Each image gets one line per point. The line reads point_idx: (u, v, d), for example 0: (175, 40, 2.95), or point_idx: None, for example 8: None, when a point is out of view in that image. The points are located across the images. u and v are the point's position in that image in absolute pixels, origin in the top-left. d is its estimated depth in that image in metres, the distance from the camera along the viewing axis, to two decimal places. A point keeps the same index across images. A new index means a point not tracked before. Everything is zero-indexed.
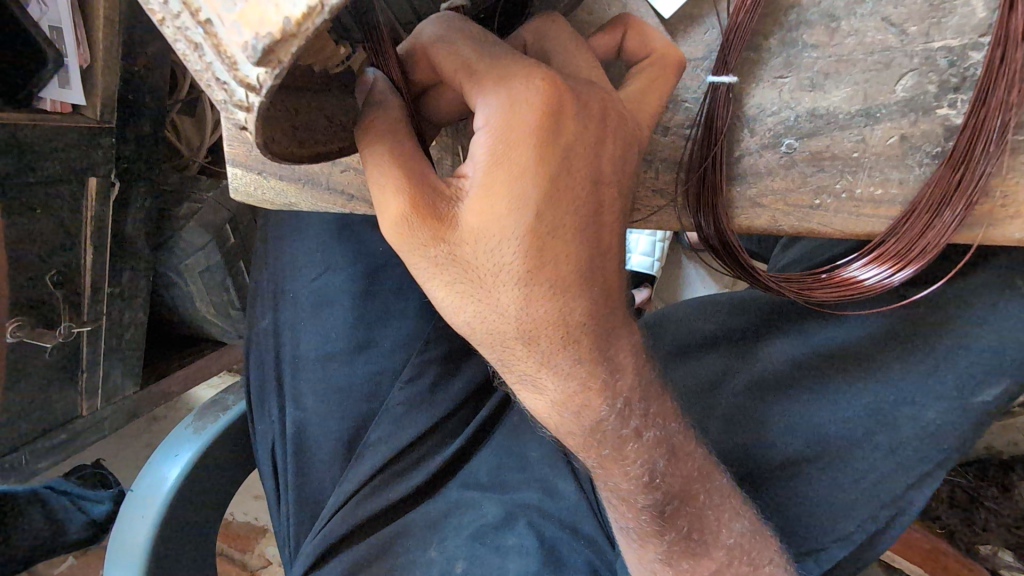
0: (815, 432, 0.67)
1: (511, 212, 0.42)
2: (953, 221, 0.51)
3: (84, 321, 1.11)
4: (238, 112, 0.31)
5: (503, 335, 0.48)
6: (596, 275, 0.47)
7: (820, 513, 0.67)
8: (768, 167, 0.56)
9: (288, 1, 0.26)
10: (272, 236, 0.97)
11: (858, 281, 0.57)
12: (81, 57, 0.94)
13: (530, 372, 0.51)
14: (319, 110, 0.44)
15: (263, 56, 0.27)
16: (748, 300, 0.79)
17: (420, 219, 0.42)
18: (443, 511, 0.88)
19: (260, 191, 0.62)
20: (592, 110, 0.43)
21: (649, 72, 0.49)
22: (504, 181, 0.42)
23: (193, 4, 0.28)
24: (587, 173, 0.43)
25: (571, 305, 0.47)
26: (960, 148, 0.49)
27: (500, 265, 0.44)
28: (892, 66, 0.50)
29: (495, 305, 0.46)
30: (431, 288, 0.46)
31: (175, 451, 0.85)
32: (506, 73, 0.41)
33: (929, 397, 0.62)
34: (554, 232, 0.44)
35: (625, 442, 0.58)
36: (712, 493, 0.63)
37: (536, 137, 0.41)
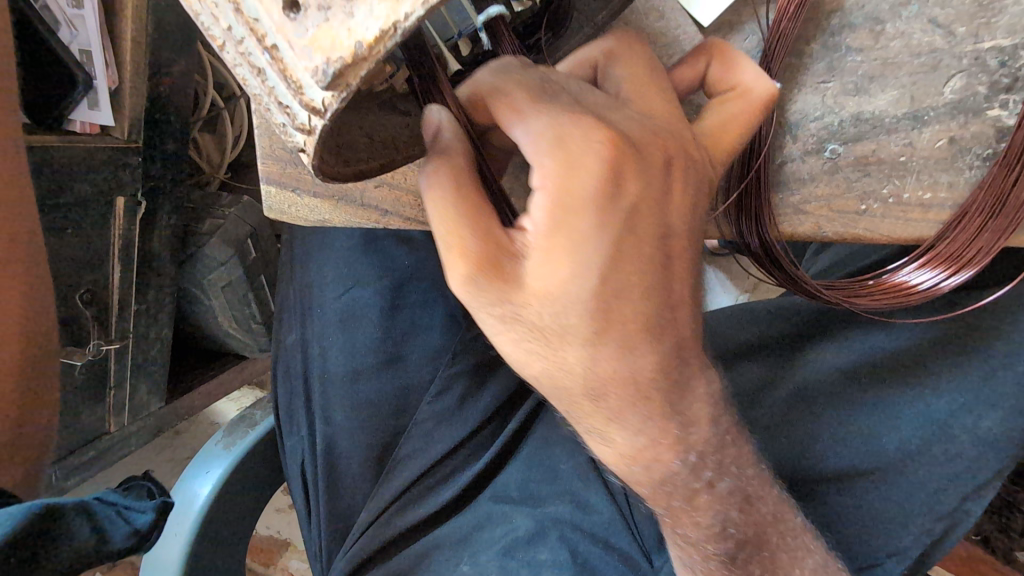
0: (871, 446, 0.66)
1: (579, 272, 0.42)
2: (1008, 224, 0.51)
3: (112, 338, 1.12)
4: (298, 135, 0.31)
5: (571, 391, 0.48)
6: (666, 327, 0.47)
7: (873, 529, 0.66)
8: (811, 174, 0.55)
9: (360, 25, 0.27)
10: (298, 251, 0.97)
11: (913, 286, 0.57)
12: (110, 78, 0.96)
13: (597, 428, 0.52)
14: (357, 128, 0.45)
15: (332, 80, 0.27)
16: (788, 308, 0.77)
17: (490, 279, 0.43)
18: (473, 524, 0.87)
19: (293, 208, 0.62)
20: (652, 164, 0.43)
21: (725, 109, 0.49)
22: (569, 241, 0.41)
23: (260, 30, 0.29)
24: (654, 228, 0.44)
25: (641, 362, 0.47)
26: (1014, 149, 0.50)
27: (566, 325, 0.44)
28: (940, 67, 0.50)
29: (562, 362, 0.46)
30: (501, 343, 0.46)
31: (206, 468, 0.85)
32: (563, 134, 0.41)
33: (985, 406, 0.62)
34: (618, 295, 0.44)
35: (697, 494, 0.60)
36: (784, 534, 0.64)
37: (598, 195, 0.41)
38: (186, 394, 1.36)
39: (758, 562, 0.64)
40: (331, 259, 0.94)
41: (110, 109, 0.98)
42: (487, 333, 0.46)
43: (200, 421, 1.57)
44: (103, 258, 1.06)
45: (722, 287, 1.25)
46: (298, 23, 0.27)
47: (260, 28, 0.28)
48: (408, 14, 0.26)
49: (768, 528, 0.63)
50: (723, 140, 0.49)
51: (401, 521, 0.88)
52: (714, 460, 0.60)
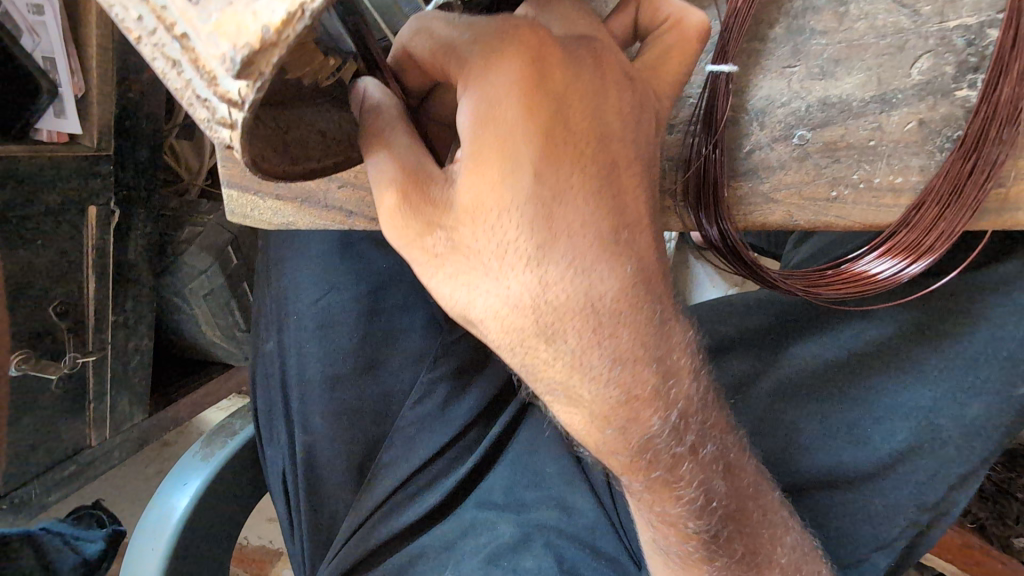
0: (851, 431, 0.66)
1: (508, 178, 0.41)
2: (966, 211, 0.50)
3: (90, 351, 1.10)
4: (222, 131, 0.30)
5: (524, 330, 0.45)
6: (624, 247, 0.45)
7: (863, 520, 0.66)
8: (780, 161, 0.54)
9: (266, 9, 0.26)
10: (272, 256, 0.95)
11: (874, 276, 0.56)
12: (75, 86, 0.93)
13: (560, 381, 0.48)
14: (309, 125, 0.43)
15: (242, 68, 0.26)
16: (765, 300, 0.77)
17: (413, 202, 0.43)
18: (457, 532, 0.86)
19: (255, 212, 0.61)
20: (579, 59, 0.42)
21: (663, 39, 0.48)
22: (493, 147, 0.41)
23: (169, 20, 0.28)
24: (591, 130, 0.42)
25: (597, 286, 0.44)
26: (973, 134, 0.48)
27: (506, 243, 0.43)
28: (906, 48, 0.49)
29: (508, 294, 0.44)
30: (440, 286, 0.45)
31: (183, 480, 0.83)
32: (485, 35, 0.41)
33: (969, 392, 0.60)
34: (559, 202, 0.42)
35: (679, 462, 0.56)
36: (765, 510, 0.63)
37: (521, 93, 0.40)
38: (170, 404, 1.34)
39: (741, 541, 0.62)
40: (306, 263, 0.91)
41: (77, 118, 0.97)
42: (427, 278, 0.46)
43: (187, 431, 1.55)
44: (77, 269, 1.03)
45: (709, 280, 1.25)
46: (202, 9, 0.27)
47: (168, 16, 0.28)
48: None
49: (754, 523, 0.62)
50: (667, 68, 0.48)
51: (385, 530, 0.87)
52: (697, 422, 0.56)
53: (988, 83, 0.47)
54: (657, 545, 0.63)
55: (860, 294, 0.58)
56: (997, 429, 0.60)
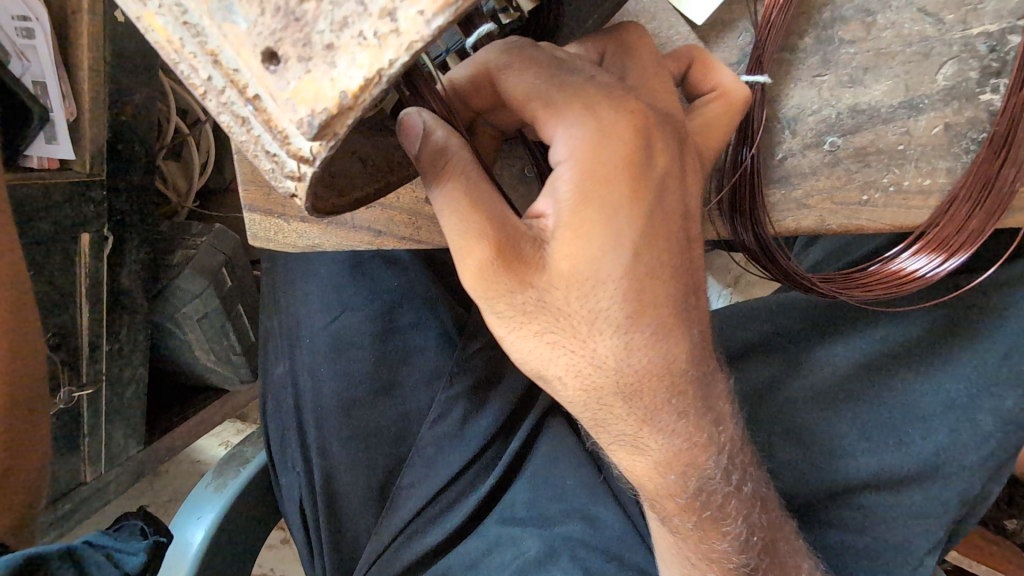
0: (896, 437, 0.67)
1: (607, 252, 0.42)
2: (994, 209, 0.52)
3: (84, 383, 1.06)
4: (288, 182, 0.31)
5: (602, 390, 0.48)
6: (693, 313, 0.48)
7: (905, 525, 0.66)
8: (812, 167, 0.55)
9: (343, 75, 0.27)
10: (281, 278, 0.93)
11: (913, 274, 0.57)
12: (68, 109, 0.92)
13: (630, 434, 0.52)
14: (352, 153, 0.44)
15: (319, 131, 0.28)
16: (786, 303, 0.76)
17: (508, 265, 0.42)
18: (482, 550, 0.84)
19: (280, 234, 0.60)
20: (672, 140, 0.43)
21: (711, 110, 0.50)
22: (595, 220, 0.41)
23: (241, 82, 0.29)
24: (677, 207, 0.44)
25: (676, 350, 0.47)
26: (1001, 134, 0.50)
27: (599, 311, 0.44)
28: (932, 55, 0.51)
29: (592, 356, 0.46)
30: (524, 342, 0.46)
31: (198, 513, 0.80)
32: (593, 104, 0.41)
33: (1004, 385, 0.63)
34: (652, 271, 0.44)
35: (726, 501, 0.59)
36: (789, 540, 0.63)
37: (628, 168, 0.41)
38: (165, 434, 1.29)
39: (769, 574, 0.62)
40: (316, 285, 0.90)
41: (70, 143, 0.93)
42: (504, 334, 0.46)
43: (180, 460, 1.49)
44: (69, 298, 1.00)
45: (704, 282, 1.26)
46: (280, 77, 0.28)
47: (240, 79, 0.29)
48: (393, 62, 0.27)
49: (780, 554, 0.62)
50: (717, 135, 0.50)
51: (410, 552, 0.86)
52: (739, 462, 0.60)
53: (1011, 91, 0.50)
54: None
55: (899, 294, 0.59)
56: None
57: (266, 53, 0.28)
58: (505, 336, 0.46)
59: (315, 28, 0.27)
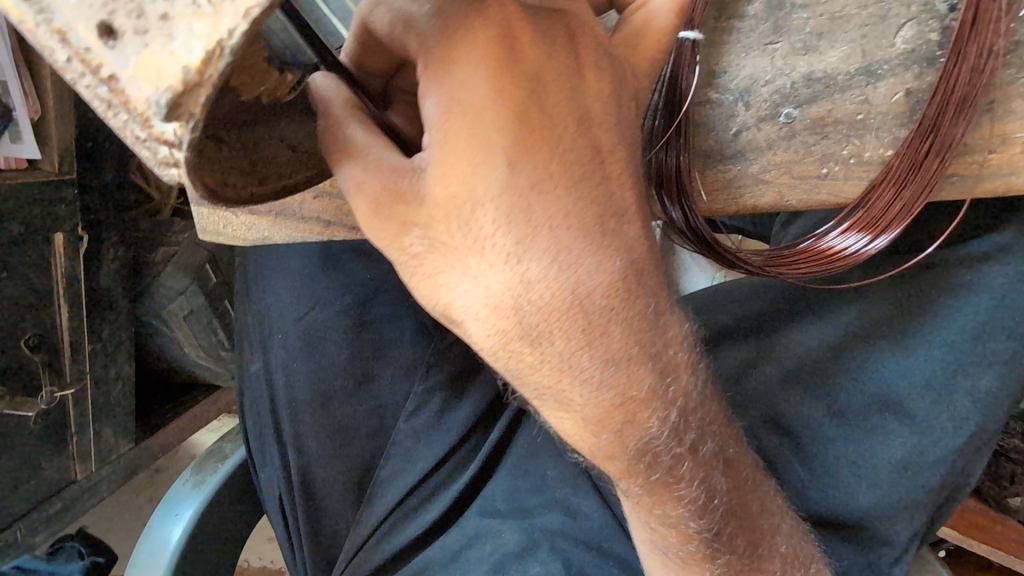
0: (871, 419, 0.65)
1: (480, 167, 0.40)
2: (924, 188, 0.50)
3: (67, 382, 1.06)
4: (169, 169, 0.30)
5: (508, 334, 0.45)
6: (613, 239, 0.44)
7: (882, 513, 0.64)
8: (768, 140, 0.52)
9: (183, 49, 0.26)
10: (253, 273, 0.92)
11: (842, 251, 0.55)
12: (31, 108, 0.91)
13: (551, 386, 0.48)
14: (278, 139, 0.41)
15: (170, 110, 0.26)
16: (765, 285, 0.74)
17: (388, 196, 0.41)
18: (461, 542, 0.84)
19: (229, 228, 0.59)
20: (554, 41, 0.41)
21: (635, 14, 0.46)
22: (460, 132, 0.39)
23: (92, 61, 0.27)
24: (571, 116, 0.42)
25: (584, 281, 0.44)
26: (930, 117, 0.48)
27: (485, 241, 0.42)
28: (889, 17, 0.48)
29: (489, 295, 0.43)
30: (420, 284, 0.44)
31: (176, 510, 0.81)
32: (450, 10, 0.40)
33: (981, 364, 0.60)
34: (539, 187, 0.41)
35: (679, 463, 0.55)
36: (763, 500, 0.63)
37: (488, 73, 0.39)
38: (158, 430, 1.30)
39: (743, 535, 0.61)
40: (286, 279, 0.89)
41: (35, 141, 0.93)
42: (407, 280, 0.45)
43: (177, 457, 1.50)
44: (47, 299, 1.00)
45: (697, 267, 1.23)
46: (120, 53, 0.26)
47: (92, 58, 0.27)
48: (232, 30, 0.25)
49: (756, 518, 0.62)
50: (645, 44, 0.46)
51: (389, 545, 0.85)
52: (696, 420, 0.56)
53: (949, 63, 0.46)
54: (652, 543, 0.62)
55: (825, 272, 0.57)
56: (1005, 400, 0.60)
57: (102, 28, 0.26)
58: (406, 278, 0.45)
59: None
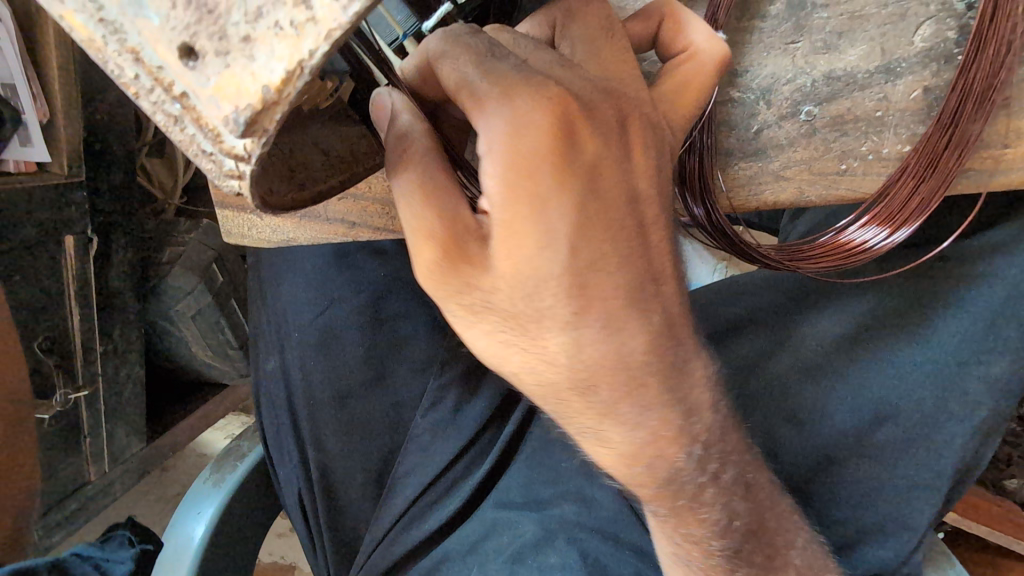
0: (885, 409, 0.67)
1: (544, 247, 0.40)
2: (942, 182, 0.51)
3: (80, 384, 1.07)
4: (230, 182, 0.30)
5: (557, 386, 0.46)
6: (652, 302, 0.45)
7: (891, 495, 0.67)
8: (789, 138, 0.54)
9: (264, 69, 0.27)
10: (267, 273, 0.92)
11: (861, 246, 0.56)
12: (40, 111, 0.91)
13: (590, 426, 0.50)
14: (311, 143, 0.43)
15: (246, 128, 0.28)
16: (775, 277, 0.75)
17: (451, 264, 0.42)
18: (479, 534, 0.85)
19: (254, 231, 0.61)
20: (607, 122, 0.41)
21: (683, 70, 0.47)
22: (524, 214, 0.39)
23: (166, 79, 0.28)
24: (622, 192, 0.42)
25: (627, 344, 0.45)
26: (949, 111, 0.49)
27: (543, 309, 0.42)
28: (908, 16, 0.49)
29: (545, 354, 0.44)
30: (476, 339, 0.45)
31: (198, 509, 0.81)
32: (510, 91, 0.38)
33: (993, 352, 0.62)
34: (595, 261, 0.42)
35: (703, 489, 0.58)
36: (779, 515, 0.63)
37: (553, 159, 0.39)
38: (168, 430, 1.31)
39: (758, 548, 0.62)
40: (301, 278, 0.89)
41: (44, 144, 0.92)
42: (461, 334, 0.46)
43: (185, 455, 1.50)
44: (59, 302, 1.00)
45: (699, 259, 1.24)
46: (200, 72, 0.28)
47: (165, 77, 0.28)
48: (313, 51, 0.26)
49: (772, 533, 0.63)
50: (685, 101, 0.47)
51: (409, 538, 0.87)
52: (718, 451, 0.58)
53: (966, 62, 0.48)
54: (675, 556, 0.62)
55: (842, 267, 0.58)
56: (1016, 387, 0.62)
57: (183, 49, 0.28)
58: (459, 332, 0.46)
59: (230, 21, 0.27)
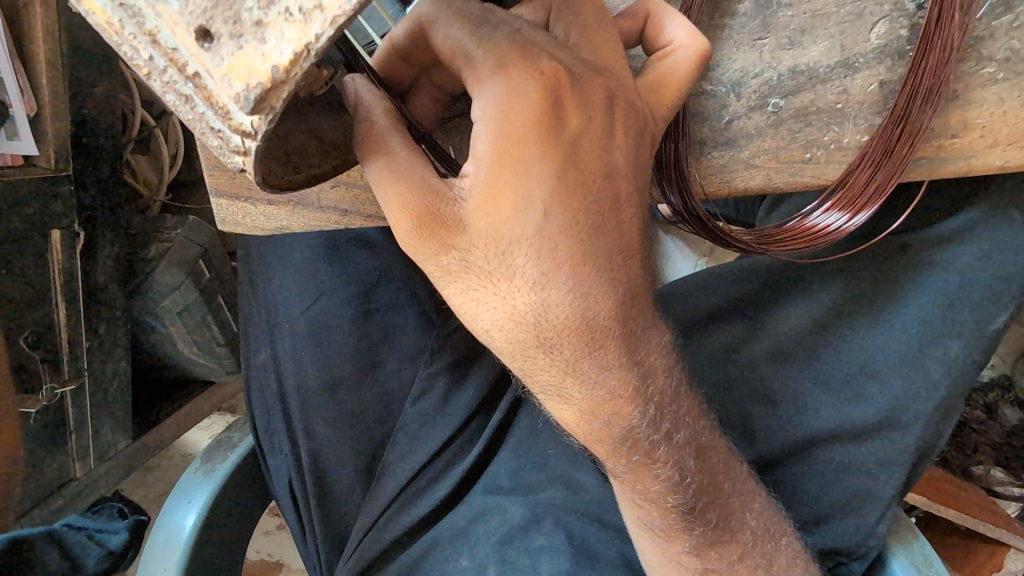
0: (855, 392, 0.71)
1: (519, 207, 0.43)
2: (895, 171, 0.54)
3: (66, 380, 1.07)
4: (234, 157, 0.33)
5: (525, 343, 0.48)
6: (620, 274, 0.48)
7: (857, 467, 0.72)
8: (757, 128, 0.57)
9: (274, 51, 0.29)
10: (257, 265, 0.93)
11: (826, 229, 0.60)
12: (27, 105, 0.91)
13: (554, 384, 0.53)
14: (308, 130, 0.45)
15: (257, 105, 0.30)
16: (748, 267, 0.79)
17: (428, 228, 0.44)
18: (469, 519, 0.88)
19: (249, 219, 0.63)
20: (593, 100, 0.43)
21: (656, 67, 0.50)
22: (506, 176, 0.42)
23: (180, 61, 0.31)
24: (600, 164, 0.44)
25: (592, 307, 0.47)
26: (901, 105, 0.53)
27: (515, 268, 0.45)
28: (865, 15, 0.53)
29: (513, 312, 0.47)
30: (452, 298, 0.47)
31: (188, 498, 0.82)
32: (506, 61, 0.41)
33: (949, 334, 0.66)
34: (567, 228, 0.44)
35: (656, 447, 0.60)
36: (735, 481, 0.67)
37: (537, 124, 0.41)
38: (154, 426, 1.30)
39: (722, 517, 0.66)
40: (291, 270, 0.91)
41: (32, 138, 0.93)
42: (439, 294, 0.48)
43: (170, 454, 1.50)
44: (46, 296, 1.00)
45: (679, 254, 1.28)
46: (214, 53, 0.30)
47: (179, 58, 0.31)
48: (319, 35, 0.29)
49: (726, 492, 0.67)
50: (657, 87, 0.50)
51: (399, 526, 0.89)
52: (671, 411, 0.61)
53: (917, 57, 0.51)
54: (648, 522, 0.66)
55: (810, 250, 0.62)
56: (973, 364, 0.66)
57: (200, 31, 0.30)
58: (439, 292, 0.48)
59: (243, 6, 0.29)
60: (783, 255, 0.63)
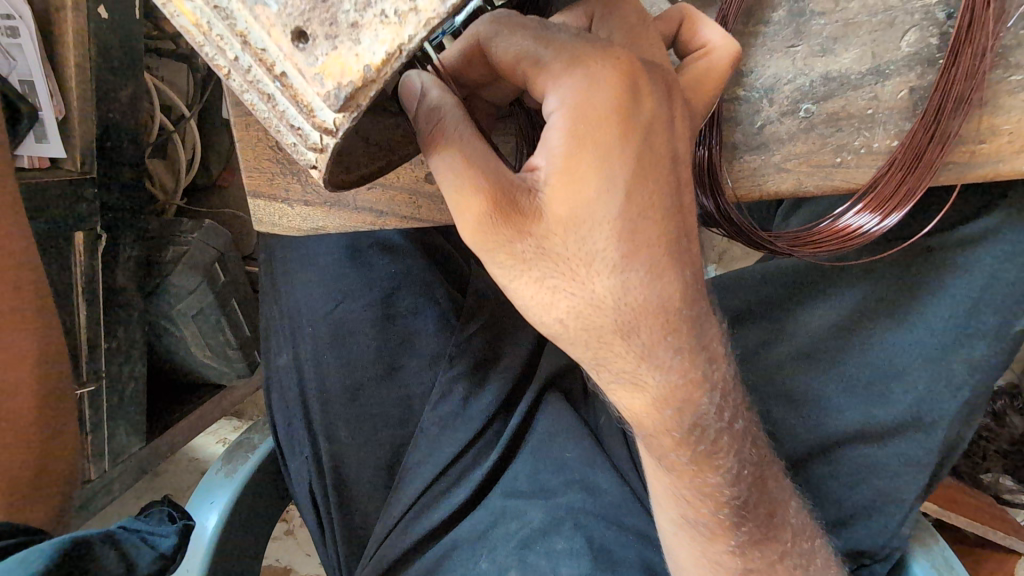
0: (893, 388, 0.71)
1: (600, 193, 0.44)
2: (926, 174, 0.56)
3: (84, 381, 1.07)
4: (310, 153, 0.36)
5: (601, 328, 0.49)
6: (685, 256, 0.49)
7: (887, 467, 0.72)
8: (788, 133, 0.59)
9: (367, 51, 0.31)
10: (280, 268, 0.94)
11: (856, 230, 0.60)
12: (56, 108, 0.92)
13: (628, 370, 0.53)
14: (357, 131, 0.47)
15: (344, 103, 0.32)
16: (774, 271, 0.80)
17: (504, 218, 0.44)
18: (488, 522, 0.88)
19: (284, 220, 0.64)
20: (660, 88, 0.45)
21: (701, 64, 0.51)
22: (585, 163, 0.43)
23: (269, 61, 0.33)
24: (666, 149, 0.46)
25: (667, 290, 0.48)
26: (932, 110, 0.54)
27: (594, 253, 0.45)
28: (896, 24, 0.54)
29: (591, 297, 0.47)
30: (524, 289, 0.48)
31: (210, 498, 0.83)
32: (578, 56, 0.43)
33: (974, 335, 0.67)
34: (642, 212, 0.45)
35: (721, 436, 0.61)
36: (760, 483, 0.68)
37: (615, 111, 0.43)
38: (166, 431, 1.30)
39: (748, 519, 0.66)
40: (316, 273, 0.92)
41: (60, 140, 0.94)
42: (503, 284, 0.48)
43: (179, 458, 1.50)
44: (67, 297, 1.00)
45: None
46: (308, 53, 0.32)
47: (268, 57, 0.33)
48: (413, 37, 0.31)
49: (769, 485, 0.67)
50: (693, 90, 0.51)
51: (419, 529, 0.89)
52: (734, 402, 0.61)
53: (947, 65, 0.53)
54: (674, 524, 0.67)
55: (846, 249, 0.62)
56: (995, 368, 0.67)
57: (295, 33, 0.32)
58: (506, 283, 0.48)
59: (340, 8, 0.31)
60: (819, 255, 0.64)
